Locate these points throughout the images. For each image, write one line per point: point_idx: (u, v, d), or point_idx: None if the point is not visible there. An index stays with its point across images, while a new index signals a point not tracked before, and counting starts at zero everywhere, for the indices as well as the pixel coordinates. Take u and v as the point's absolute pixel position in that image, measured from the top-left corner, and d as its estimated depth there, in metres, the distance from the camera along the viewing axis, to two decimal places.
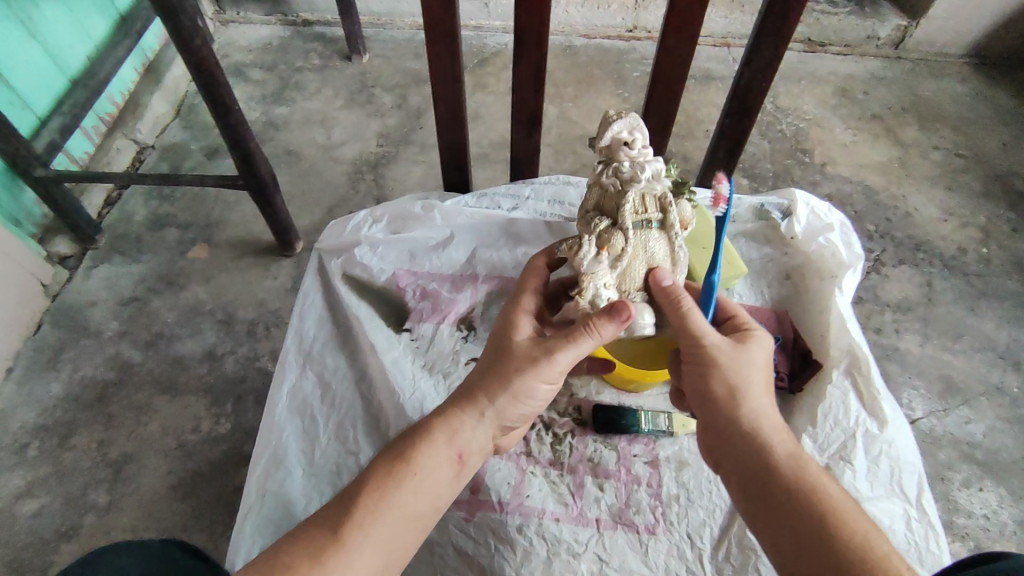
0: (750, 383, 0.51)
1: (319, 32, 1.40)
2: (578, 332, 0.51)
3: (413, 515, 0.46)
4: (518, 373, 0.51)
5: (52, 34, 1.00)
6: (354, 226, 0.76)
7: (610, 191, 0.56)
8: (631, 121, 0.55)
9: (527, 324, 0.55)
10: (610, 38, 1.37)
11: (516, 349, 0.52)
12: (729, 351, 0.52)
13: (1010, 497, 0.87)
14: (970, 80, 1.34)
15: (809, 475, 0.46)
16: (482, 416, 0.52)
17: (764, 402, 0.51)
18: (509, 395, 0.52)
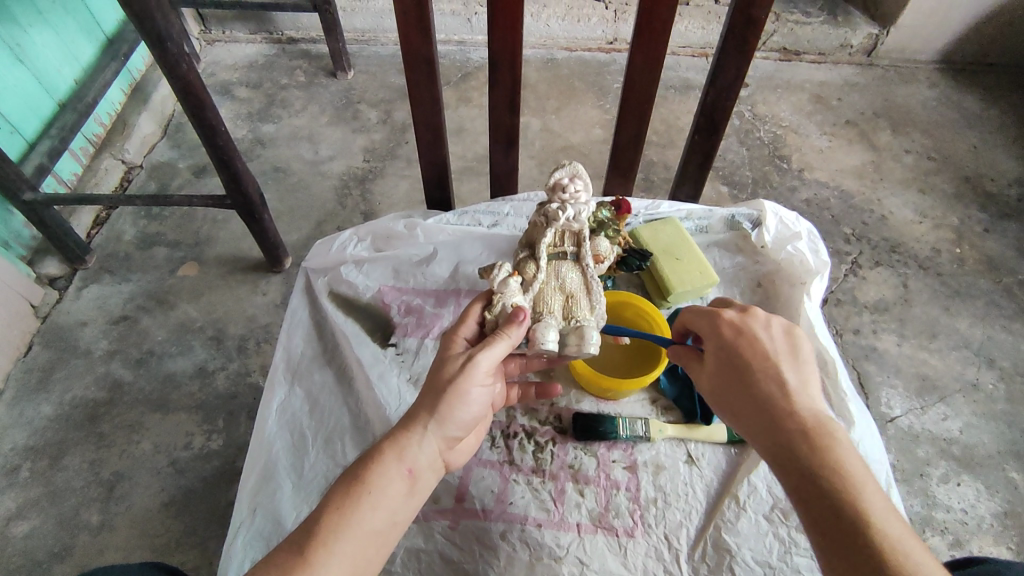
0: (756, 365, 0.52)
1: (304, 50, 1.42)
2: (492, 341, 0.54)
3: (369, 533, 0.46)
4: (451, 386, 0.52)
5: (39, 58, 1.02)
6: (339, 245, 0.78)
7: (537, 226, 0.63)
8: (570, 166, 0.61)
9: (457, 341, 0.56)
10: (591, 50, 1.39)
11: (446, 365, 0.53)
12: (756, 339, 0.53)
13: (987, 491, 0.90)
14: (940, 85, 1.38)
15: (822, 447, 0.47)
16: (427, 429, 0.51)
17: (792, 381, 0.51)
18: (448, 404, 0.52)
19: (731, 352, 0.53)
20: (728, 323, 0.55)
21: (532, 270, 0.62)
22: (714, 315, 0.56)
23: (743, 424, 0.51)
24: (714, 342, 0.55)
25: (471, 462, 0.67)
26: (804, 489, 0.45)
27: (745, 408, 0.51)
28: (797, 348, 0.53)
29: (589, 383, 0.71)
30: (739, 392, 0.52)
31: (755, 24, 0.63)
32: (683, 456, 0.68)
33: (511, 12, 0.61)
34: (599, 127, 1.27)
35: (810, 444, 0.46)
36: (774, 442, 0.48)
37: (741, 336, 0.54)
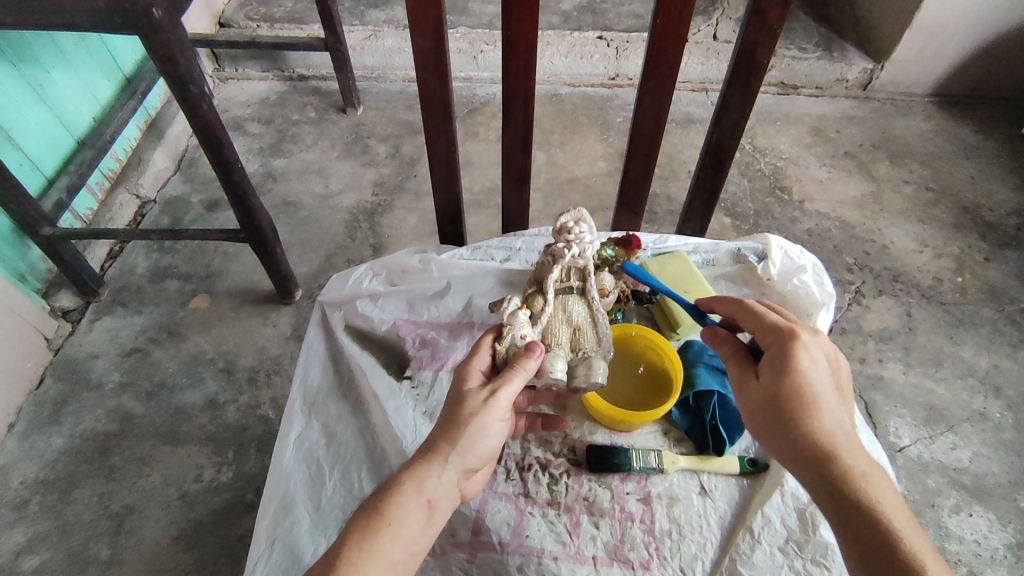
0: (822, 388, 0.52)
1: (315, 87, 1.46)
2: (510, 375, 0.55)
3: (389, 565, 0.47)
4: (472, 419, 0.53)
5: (61, 98, 1.05)
6: (355, 279, 0.81)
7: (544, 264, 0.68)
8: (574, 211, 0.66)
9: (473, 369, 0.57)
10: (594, 86, 1.43)
11: (466, 398, 0.54)
12: (824, 372, 0.53)
13: (999, 522, 0.89)
14: (936, 117, 1.41)
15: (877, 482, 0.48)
16: (446, 461, 0.52)
17: (844, 414, 0.52)
18: (469, 436, 0.52)
19: (798, 377, 0.52)
20: (803, 347, 0.53)
21: (540, 303, 0.65)
22: (785, 332, 0.54)
23: (789, 443, 0.52)
24: (777, 358, 0.54)
25: (487, 494, 0.67)
26: (851, 516, 0.47)
27: (800, 431, 0.51)
28: (847, 385, 0.54)
29: (602, 415, 0.71)
30: (796, 415, 0.51)
31: (758, 67, 0.66)
32: (696, 488, 0.68)
33: (525, 57, 0.64)
34: (603, 160, 1.30)
35: (863, 481, 0.48)
36: (825, 470, 0.49)
37: (812, 365, 0.53)
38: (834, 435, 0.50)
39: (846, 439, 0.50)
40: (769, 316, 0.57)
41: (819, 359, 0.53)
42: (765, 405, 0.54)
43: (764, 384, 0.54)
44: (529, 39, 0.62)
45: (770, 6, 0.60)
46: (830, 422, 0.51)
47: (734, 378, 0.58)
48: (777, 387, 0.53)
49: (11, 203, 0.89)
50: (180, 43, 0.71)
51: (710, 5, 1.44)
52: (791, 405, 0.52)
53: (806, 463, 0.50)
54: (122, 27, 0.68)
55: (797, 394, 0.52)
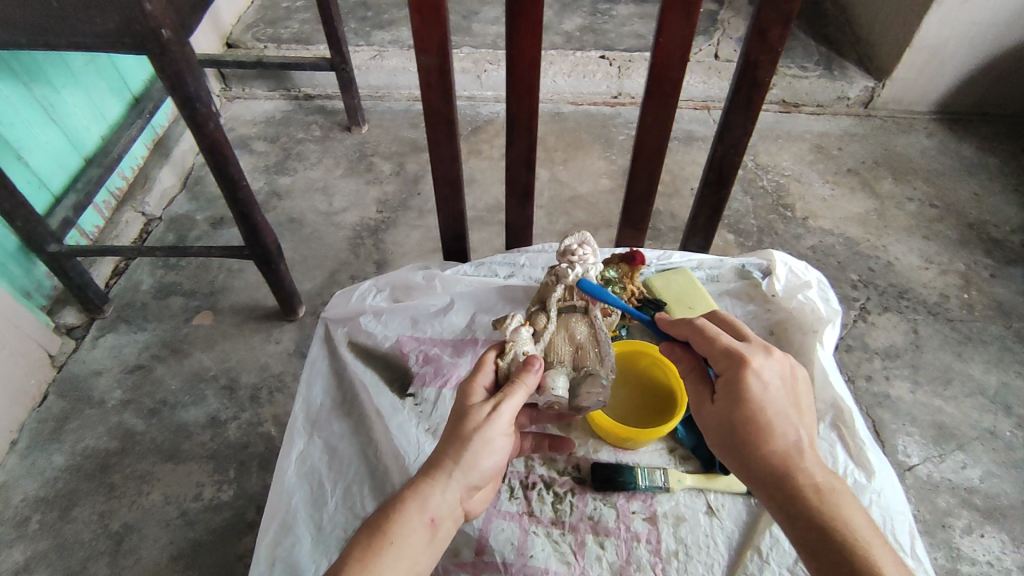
0: (774, 408, 0.52)
1: (320, 105, 1.48)
2: (512, 389, 0.55)
3: None
4: (474, 434, 0.52)
5: (71, 117, 1.06)
6: (358, 296, 0.81)
7: (547, 284, 0.68)
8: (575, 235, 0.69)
9: (475, 385, 0.57)
10: (596, 104, 1.45)
11: (470, 413, 0.53)
12: (777, 394, 0.52)
13: (1012, 543, 0.88)
14: (938, 134, 1.41)
15: (835, 499, 0.48)
16: (450, 478, 0.51)
17: (800, 430, 0.52)
18: (474, 452, 0.52)
19: (749, 402, 0.52)
20: (755, 371, 0.53)
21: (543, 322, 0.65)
22: (735, 356, 0.54)
23: (749, 470, 0.52)
24: (730, 386, 0.53)
25: (490, 513, 0.66)
26: (814, 538, 0.47)
27: (756, 459, 0.51)
28: (805, 399, 0.54)
29: (607, 432, 0.71)
30: (754, 443, 0.51)
31: (761, 85, 0.66)
32: (702, 507, 0.67)
33: (528, 75, 0.64)
34: (606, 177, 1.31)
35: (823, 500, 0.48)
36: (786, 492, 0.49)
37: (766, 389, 0.52)
38: (792, 456, 0.51)
39: (805, 458, 0.51)
40: (720, 338, 0.56)
41: (773, 381, 0.53)
42: (723, 433, 0.53)
43: (721, 411, 0.54)
44: (533, 58, 0.63)
45: (772, 25, 0.61)
46: (787, 445, 0.51)
47: (694, 397, 0.58)
48: (732, 415, 0.53)
49: (19, 220, 0.90)
50: (188, 63, 0.72)
51: (711, 25, 1.46)
52: (748, 433, 0.51)
53: (767, 488, 0.51)
54: (132, 47, 0.69)
55: (752, 422, 0.52)
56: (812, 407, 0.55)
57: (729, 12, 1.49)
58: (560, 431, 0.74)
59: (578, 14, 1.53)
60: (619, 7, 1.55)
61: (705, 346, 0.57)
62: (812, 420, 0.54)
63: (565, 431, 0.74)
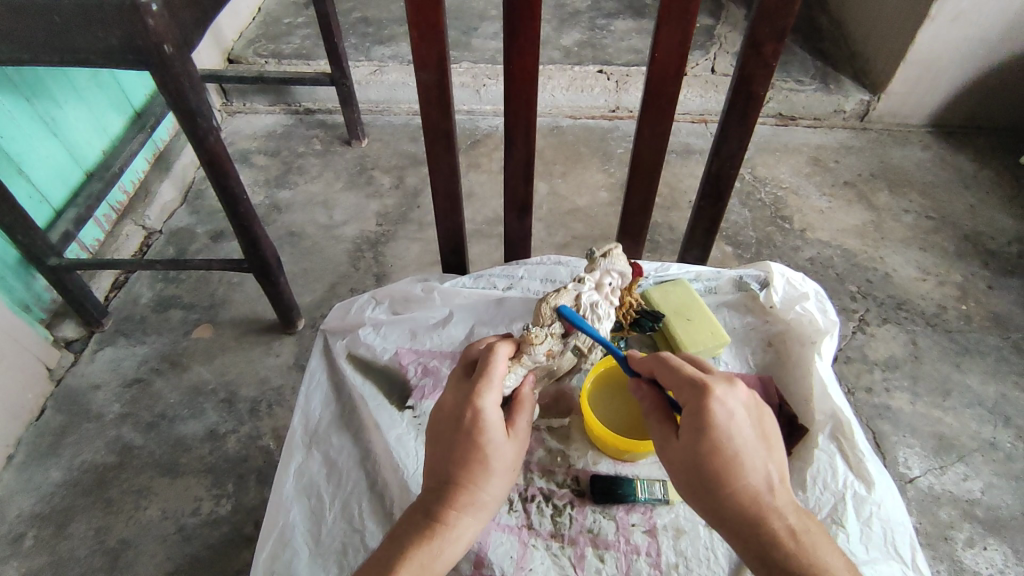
0: (744, 444, 0.52)
1: (320, 119, 1.49)
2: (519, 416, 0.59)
3: None
4: (503, 471, 0.55)
5: (72, 132, 1.07)
6: (357, 308, 0.81)
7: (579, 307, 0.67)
8: (621, 257, 0.70)
9: (494, 406, 0.56)
10: (594, 118, 1.46)
11: (502, 450, 0.54)
12: (743, 426, 0.52)
13: (1015, 556, 0.87)
14: (934, 146, 1.43)
15: (808, 544, 0.50)
16: (482, 509, 0.53)
17: (767, 466, 0.52)
18: (504, 483, 0.55)
19: (714, 438, 0.51)
20: (719, 401, 0.53)
21: (557, 344, 0.65)
22: (699, 387, 0.54)
23: (715, 509, 0.52)
24: (694, 419, 0.53)
25: (490, 526, 0.66)
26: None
27: (725, 497, 0.51)
28: (771, 430, 0.54)
29: (608, 446, 0.71)
30: (720, 478, 0.51)
31: (755, 99, 0.67)
32: (702, 519, 0.67)
33: (526, 90, 0.65)
34: (604, 190, 1.32)
35: (793, 542, 0.50)
36: (755, 537, 0.50)
37: (729, 422, 0.52)
38: (761, 496, 0.51)
39: (773, 498, 0.51)
40: (683, 369, 0.56)
41: (737, 411, 0.53)
42: (688, 470, 0.53)
43: (684, 445, 0.53)
44: (531, 73, 0.63)
45: (766, 39, 0.62)
46: (754, 482, 0.51)
47: (657, 435, 0.58)
48: (697, 450, 0.52)
49: (20, 234, 0.90)
50: (190, 78, 0.73)
51: (708, 40, 1.48)
52: (712, 469, 0.51)
53: (735, 530, 0.51)
54: (134, 63, 0.70)
55: (716, 456, 0.51)
56: (778, 437, 0.55)
57: (726, 26, 1.51)
58: (559, 443, 0.74)
59: (576, 29, 1.55)
60: (617, 22, 1.57)
61: (670, 376, 0.57)
62: (779, 450, 0.55)
63: (564, 443, 0.74)
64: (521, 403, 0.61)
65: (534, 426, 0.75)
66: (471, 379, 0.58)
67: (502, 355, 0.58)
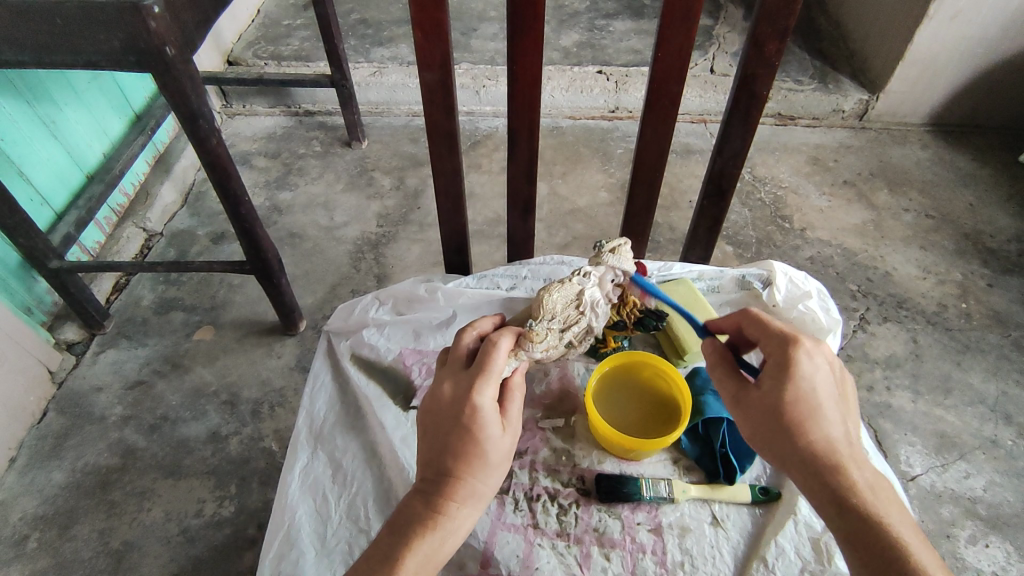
0: (824, 395, 0.53)
1: (320, 121, 1.49)
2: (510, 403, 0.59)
3: None
4: (501, 462, 0.54)
5: (73, 134, 1.07)
6: (361, 308, 0.81)
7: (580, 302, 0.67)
8: (628, 256, 0.70)
9: (491, 400, 0.55)
10: (594, 118, 1.46)
11: (499, 443, 0.54)
12: (824, 379, 0.54)
13: (1017, 553, 0.87)
14: (932, 145, 1.43)
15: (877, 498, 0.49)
16: (481, 498, 0.53)
17: (843, 423, 0.53)
18: (501, 471, 0.55)
19: (799, 385, 0.53)
20: (806, 352, 0.54)
21: (554, 339, 0.65)
22: (789, 338, 0.56)
23: (793, 452, 0.52)
24: (780, 364, 0.54)
25: (496, 525, 0.66)
26: (858, 529, 0.48)
27: (806, 439, 0.52)
28: (848, 398, 0.55)
29: (613, 445, 0.70)
30: (802, 421, 0.52)
31: (758, 98, 0.67)
32: (708, 517, 0.67)
33: (529, 90, 0.65)
34: (605, 191, 1.32)
35: (865, 492, 0.49)
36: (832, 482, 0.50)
37: (814, 373, 0.54)
38: (837, 446, 0.51)
39: (849, 450, 0.52)
40: (773, 324, 0.58)
41: (821, 366, 0.54)
42: (768, 412, 0.54)
43: (767, 391, 0.54)
44: (533, 74, 0.63)
45: (768, 39, 0.62)
46: (832, 432, 0.52)
47: (729, 388, 0.58)
48: (780, 395, 0.53)
49: (21, 237, 0.90)
50: (191, 80, 0.73)
51: (707, 40, 1.48)
52: (795, 412, 0.52)
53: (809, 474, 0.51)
54: (136, 64, 0.70)
55: (802, 401, 0.52)
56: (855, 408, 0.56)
57: (725, 27, 1.51)
58: (563, 442, 0.74)
59: (575, 29, 1.55)
60: (616, 23, 1.57)
61: (757, 330, 0.59)
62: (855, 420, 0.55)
63: (568, 442, 0.74)
64: (510, 394, 0.60)
65: (539, 425, 0.75)
66: (469, 371, 0.57)
67: (502, 349, 0.57)
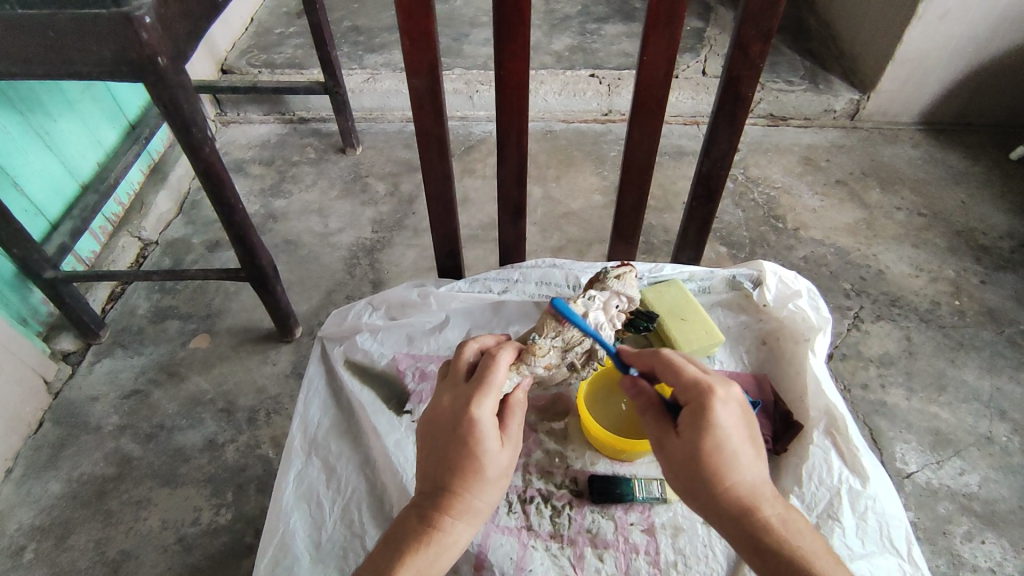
0: (735, 445, 0.53)
1: (314, 128, 1.50)
2: (510, 416, 0.59)
3: None
4: (499, 478, 0.55)
5: (66, 144, 1.07)
6: (354, 314, 0.82)
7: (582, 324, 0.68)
8: (632, 283, 0.72)
9: (490, 415, 0.55)
10: (587, 122, 1.47)
11: (497, 458, 0.54)
12: (735, 427, 0.53)
13: (1013, 549, 0.88)
14: (924, 144, 1.44)
15: (798, 538, 0.50)
16: (477, 515, 0.53)
17: (758, 468, 0.53)
18: (498, 488, 0.55)
19: (712, 435, 0.53)
20: (718, 403, 0.54)
21: (556, 357, 0.68)
22: (699, 388, 0.55)
23: (711, 503, 0.52)
24: (693, 415, 0.54)
25: (489, 528, 0.66)
26: (775, 570, 0.49)
27: (721, 492, 0.52)
28: (758, 433, 0.55)
29: (606, 445, 0.71)
30: (716, 472, 0.52)
31: (743, 99, 0.68)
32: (700, 517, 0.67)
33: (517, 94, 0.66)
34: (598, 193, 1.32)
35: (784, 533, 0.50)
36: (745, 526, 0.51)
37: (725, 421, 0.53)
38: (753, 490, 0.52)
39: (765, 491, 0.52)
40: (686, 369, 0.57)
41: (732, 412, 0.54)
42: (684, 464, 0.54)
43: (684, 442, 0.54)
44: (522, 78, 0.64)
45: (752, 41, 0.62)
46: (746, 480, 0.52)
47: (654, 434, 0.58)
48: (694, 448, 0.53)
49: (14, 247, 0.90)
50: (183, 89, 0.73)
51: (697, 42, 1.49)
52: (707, 465, 0.52)
53: (726, 520, 0.52)
54: (128, 75, 0.70)
55: (712, 452, 0.52)
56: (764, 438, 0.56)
57: (715, 29, 1.52)
58: (557, 444, 0.74)
59: (567, 34, 1.56)
60: (607, 26, 1.58)
61: (669, 375, 0.58)
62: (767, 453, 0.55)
63: (561, 444, 0.74)
64: (511, 410, 0.60)
65: (532, 427, 0.75)
66: (468, 385, 0.58)
67: (502, 363, 0.58)
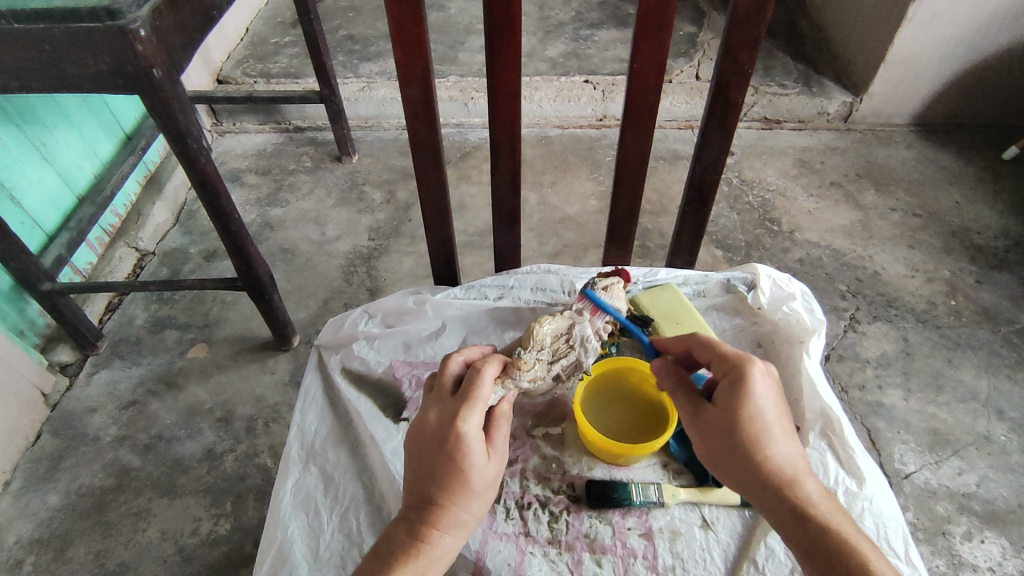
0: (773, 416, 0.55)
1: (311, 137, 1.50)
2: (495, 429, 0.59)
3: None
4: (485, 491, 0.55)
5: (63, 156, 1.08)
6: (350, 322, 0.81)
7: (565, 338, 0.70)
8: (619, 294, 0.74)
9: (477, 428, 0.56)
10: (582, 127, 1.48)
11: (482, 471, 0.55)
12: (773, 399, 0.56)
13: (1013, 548, 0.88)
14: (917, 145, 1.45)
15: (828, 511, 0.52)
16: (462, 527, 0.54)
17: (794, 443, 0.55)
18: (484, 499, 0.55)
19: (751, 405, 0.55)
20: (757, 375, 0.56)
21: (542, 370, 0.68)
22: (739, 361, 0.57)
23: (745, 472, 0.54)
24: (731, 386, 0.56)
25: (487, 534, 0.66)
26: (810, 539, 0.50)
27: (756, 461, 0.53)
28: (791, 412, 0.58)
29: (602, 451, 0.71)
30: (753, 440, 0.54)
31: (733, 105, 0.68)
32: (698, 521, 0.67)
33: (509, 102, 0.66)
34: (594, 199, 1.33)
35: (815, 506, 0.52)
36: (782, 497, 0.52)
37: (764, 392, 0.56)
38: (787, 463, 0.54)
39: (798, 465, 0.54)
40: (723, 346, 0.60)
41: (770, 387, 0.56)
42: (722, 432, 0.55)
43: (720, 411, 0.56)
44: (513, 88, 0.65)
45: (740, 48, 0.63)
46: (782, 452, 0.54)
47: (686, 407, 0.60)
48: (732, 416, 0.55)
49: (12, 261, 0.90)
50: (178, 101, 0.73)
51: (691, 47, 1.50)
52: (745, 433, 0.54)
53: (762, 489, 0.53)
54: (125, 87, 0.71)
55: (751, 421, 0.54)
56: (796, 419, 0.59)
57: (708, 34, 1.53)
58: (553, 449, 0.74)
59: (561, 40, 1.57)
60: (601, 32, 1.59)
61: (708, 353, 0.61)
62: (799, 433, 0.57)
63: (558, 449, 0.74)
64: (497, 421, 0.60)
65: (529, 433, 0.75)
66: (455, 399, 0.58)
67: (487, 376, 0.58)
